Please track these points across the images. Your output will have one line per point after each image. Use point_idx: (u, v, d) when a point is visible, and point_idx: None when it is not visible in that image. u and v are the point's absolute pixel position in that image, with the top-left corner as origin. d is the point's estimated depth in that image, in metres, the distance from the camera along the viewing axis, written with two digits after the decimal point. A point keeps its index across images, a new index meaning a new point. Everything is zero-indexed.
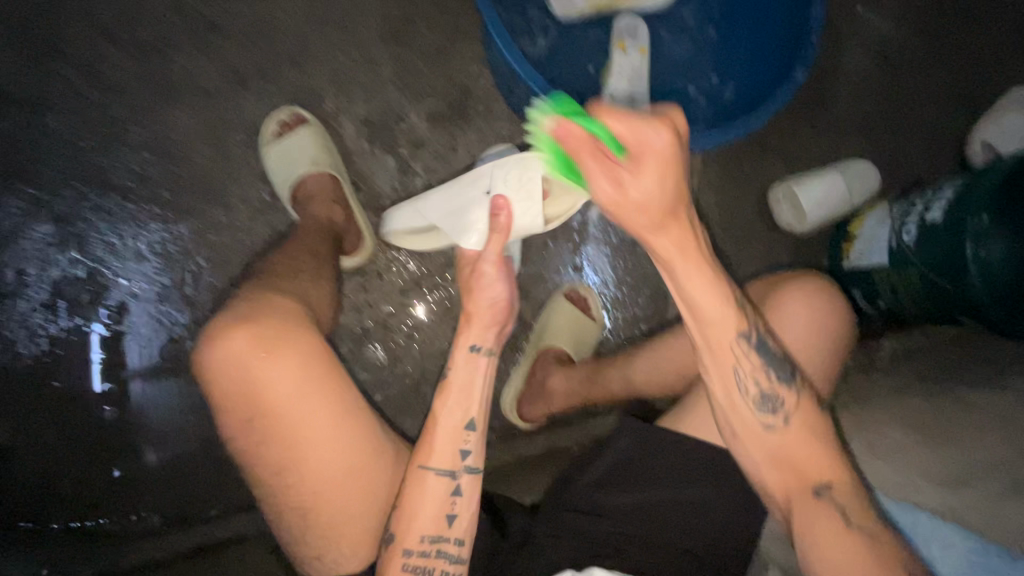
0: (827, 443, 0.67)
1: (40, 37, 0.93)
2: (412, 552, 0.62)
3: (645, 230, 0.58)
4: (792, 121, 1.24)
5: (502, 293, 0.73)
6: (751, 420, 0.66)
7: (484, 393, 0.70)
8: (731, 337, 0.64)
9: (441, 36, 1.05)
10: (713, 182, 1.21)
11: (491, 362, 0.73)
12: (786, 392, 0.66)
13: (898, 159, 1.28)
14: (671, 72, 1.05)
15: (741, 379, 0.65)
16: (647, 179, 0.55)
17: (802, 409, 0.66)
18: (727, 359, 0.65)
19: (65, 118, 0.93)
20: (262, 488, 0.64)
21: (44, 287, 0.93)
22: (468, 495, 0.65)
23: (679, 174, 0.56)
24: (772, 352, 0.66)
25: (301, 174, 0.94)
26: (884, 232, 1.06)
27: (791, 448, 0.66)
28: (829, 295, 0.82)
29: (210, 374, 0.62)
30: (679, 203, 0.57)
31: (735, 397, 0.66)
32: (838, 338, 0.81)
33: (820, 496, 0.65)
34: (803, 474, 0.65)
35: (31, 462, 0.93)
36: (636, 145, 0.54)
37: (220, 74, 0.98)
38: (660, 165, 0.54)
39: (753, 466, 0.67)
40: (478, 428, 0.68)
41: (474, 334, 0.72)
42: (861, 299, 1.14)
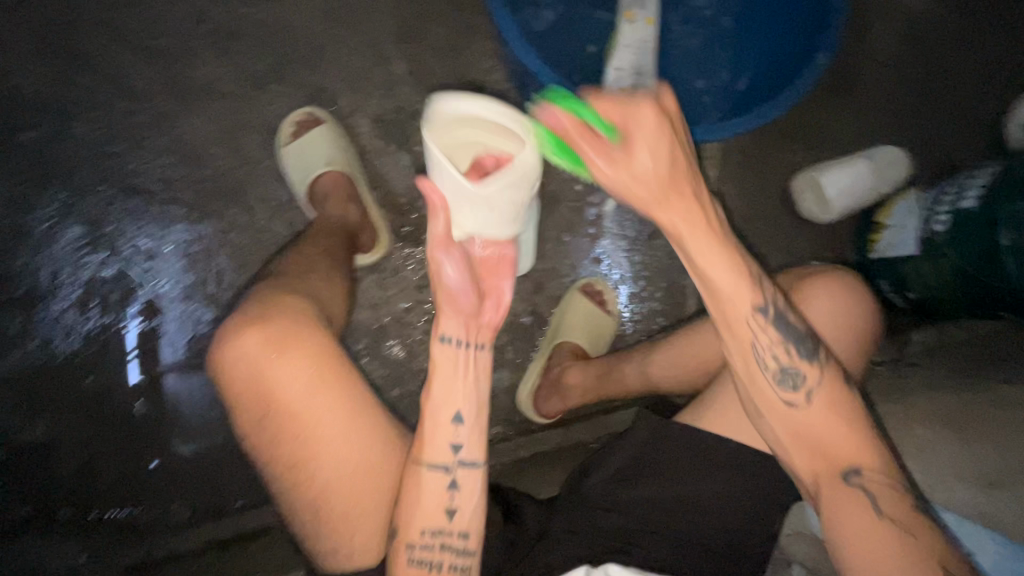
0: (850, 416, 0.63)
1: (64, 44, 0.95)
2: (415, 545, 0.63)
3: (651, 202, 0.56)
4: (815, 107, 1.20)
5: (458, 277, 0.63)
6: (771, 397, 0.63)
7: (473, 386, 0.66)
8: (745, 313, 0.61)
9: (453, 32, 1.05)
10: (733, 172, 1.18)
11: (473, 351, 0.66)
12: (807, 365, 0.63)
13: (928, 144, 1.23)
14: (681, 64, 1.03)
15: (760, 355, 0.62)
16: (643, 148, 0.55)
17: (824, 386, 0.63)
18: (746, 336, 0.61)
19: (91, 124, 0.96)
20: (278, 484, 0.66)
21: (77, 287, 0.97)
22: (467, 487, 0.65)
23: (677, 145, 0.57)
24: (793, 326, 0.63)
25: (317, 173, 0.96)
26: (913, 220, 1.02)
27: (813, 426, 0.63)
28: (855, 293, 0.79)
29: (225, 373, 0.63)
30: (682, 174, 0.57)
31: (754, 373, 0.63)
32: (863, 336, 0.78)
33: (851, 480, 0.61)
34: (832, 458, 0.62)
35: (67, 455, 0.98)
36: (625, 123, 0.55)
37: (237, 77, 1.00)
38: (654, 137, 0.55)
39: (776, 442, 0.65)
40: (468, 422, 0.65)
41: (449, 323, 0.65)
42: (889, 291, 1.09)
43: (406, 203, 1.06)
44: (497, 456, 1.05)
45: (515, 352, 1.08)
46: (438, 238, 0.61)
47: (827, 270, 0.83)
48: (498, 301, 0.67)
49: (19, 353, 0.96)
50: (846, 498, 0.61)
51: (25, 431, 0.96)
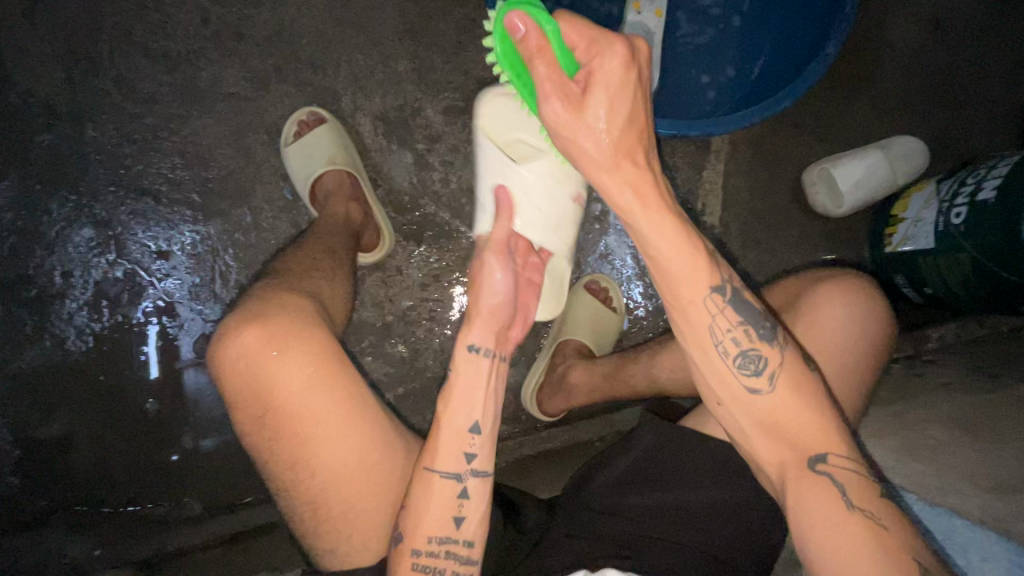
0: (817, 399, 0.61)
1: (71, 47, 0.96)
2: (421, 552, 0.63)
3: (603, 171, 0.59)
4: (830, 97, 1.16)
5: (503, 281, 0.67)
6: (731, 381, 0.62)
7: (491, 397, 0.67)
8: (701, 291, 0.60)
9: (456, 28, 1.05)
10: (744, 165, 1.15)
11: (496, 361, 0.68)
12: (768, 345, 0.62)
13: (945, 135, 1.19)
14: (687, 62, 1.00)
15: (718, 337, 0.61)
16: (600, 106, 0.57)
17: (788, 367, 0.62)
18: (696, 311, 0.61)
19: (100, 127, 0.97)
20: (278, 482, 0.66)
21: (89, 287, 0.98)
22: (476, 496, 0.65)
23: (635, 105, 0.58)
24: (749, 305, 0.63)
25: (320, 172, 0.97)
26: (931, 213, 0.99)
27: (779, 413, 0.61)
28: (873, 297, 0.77)
29: (224, 370, 0.64)
30: (633, 143, 0.59)
31: (711, 356, 0.62)
32: (878, 340, 0.76)
33: (817, 468, 0.60)
34: (800, 446, 0.61)
35: (81, 452, 1.00)
36: (588, 66, 0.56)
37: (242, 77, 1.00)
38: (611, 92, 0.57)
39: (742, 435, 0.63)
40: (483, 432, 0.66)
41: (473, 333, 0.67)
42: (906, 286, 1.06)
43: (410, 201, 1.06)
44: (500, 454, 1.05)
45: (520, 351, 1.07)
46: (497, 242, 0.69)
47: (846, 273, 0.80)
48: (525, 322, 0.70)
49: (34, 352, 0.97)
50: (812, 488, 0.60)
51: (42, 428, 0.98)
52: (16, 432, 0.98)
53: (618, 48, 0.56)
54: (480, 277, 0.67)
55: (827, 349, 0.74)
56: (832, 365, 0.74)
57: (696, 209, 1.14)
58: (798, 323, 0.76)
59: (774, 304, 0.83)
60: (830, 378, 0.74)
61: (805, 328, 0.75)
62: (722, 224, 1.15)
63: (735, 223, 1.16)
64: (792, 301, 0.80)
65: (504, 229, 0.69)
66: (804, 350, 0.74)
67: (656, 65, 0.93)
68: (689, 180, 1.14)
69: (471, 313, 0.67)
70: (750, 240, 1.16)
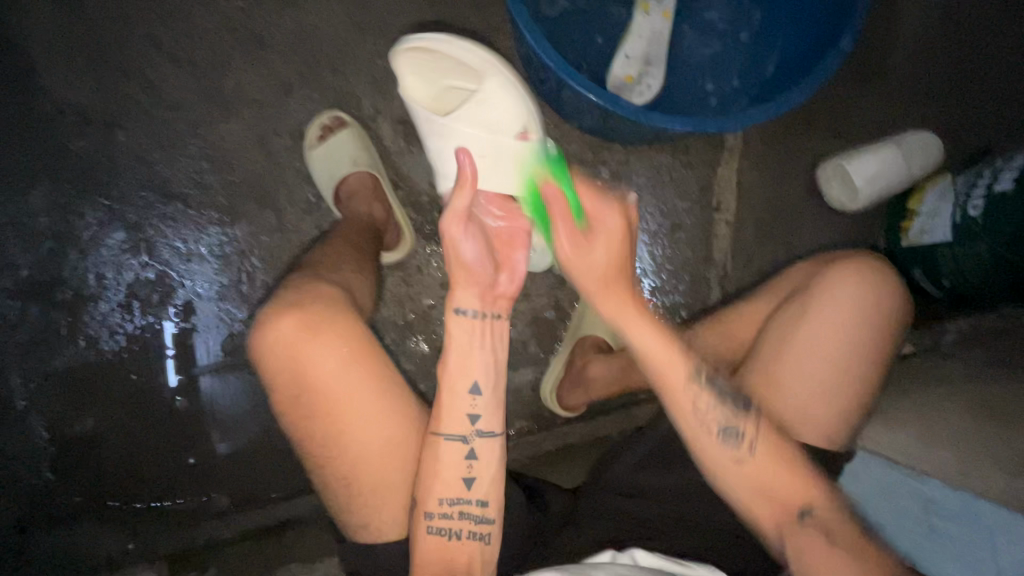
0: (795, 462, 0.67)
1: (103, 57, 1.00)
2: (434, 514, 0.66)
3: (591, 289, 0.71)
4: (842, 93, 1.17)
5: (477, 251, 0.67)
6: (720, 453, 0.68)
7: (485, 355, 0.70)
8: (683, 381, 0.69)
9: (472, 31, 1.07)
10: (758, 161, 1.16)
11: (489, 321, 0.70)
12: (745, 419, 0.69)
13: (959, 131, 1.20)
14: (692, 71, 1.02)
15: (701, 414, 0.69)
16: (599, 247, 0.69)
17: (764, 435, 0.68)
18: (683, 398, 0.69)
19: (132, 133, 1.01)
20: (312, 463, 0.68)
21: (121, 288, 1.01)
22: (483, 456, 0.68)
23: (624, 248, 0.70)
24: (724, 389, 0.71)
25: (344, 174, 1.00)
26: (947, 207, 1.00)
27: (764, 475, 0.67)
28: (882, 272, 0.77)
29: (260, 353, 0.66)
30: (621, 269, 0.71)
31: (697, 433, 0.69)
32: (893, 316, 0.76)
33: (805, 521, 0.65)
34: (785, 502, 0.67)
35: (112, 450, 1.02)
36: (593, 217, 0.69)
37: (267, 84, 1.03)
38: (608, 241, 0.69)
39: (738, 500, 0.68)
40: (484, 393, 0.69)
41: (460, 296, 0.69)
42: (922, 280, 1.06)
43: (430, 202, 1.08)
44: (521, 449, 1.06)
45: (538, 346, 1.09)
46: (457, 212, 0.64)
47: (855, 253, 0.81)
48: (513, 271, 0.70)
49: (68, 352, 1.00)
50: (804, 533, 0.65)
51: (75, 426, 1.01)
52: (50, 430, 1.00)
53: (614, 215, 0.69)
54: (452, 249, 0.66)
55: (841, 330, 0.75)
56: (847, 344, 0.75)
57: (711, 206, 1.15)
58: (811, 305, 0.77)
59: (790, 289, 0.84)
60: (843, 355, 0.75)
61: (816, 308, 0.77)
62: (737, 219, 1.16)
63: (750, 218, 1.17)
64: (804, 285, 0.81)
65: (467, 198, 0.64)
66: (812, 327, 0.76)
67: (662, 62, 0.96)
68: (704, 176, 1.15)
69: (454, 276, 0.68)
70: (765, 235, 1.17)
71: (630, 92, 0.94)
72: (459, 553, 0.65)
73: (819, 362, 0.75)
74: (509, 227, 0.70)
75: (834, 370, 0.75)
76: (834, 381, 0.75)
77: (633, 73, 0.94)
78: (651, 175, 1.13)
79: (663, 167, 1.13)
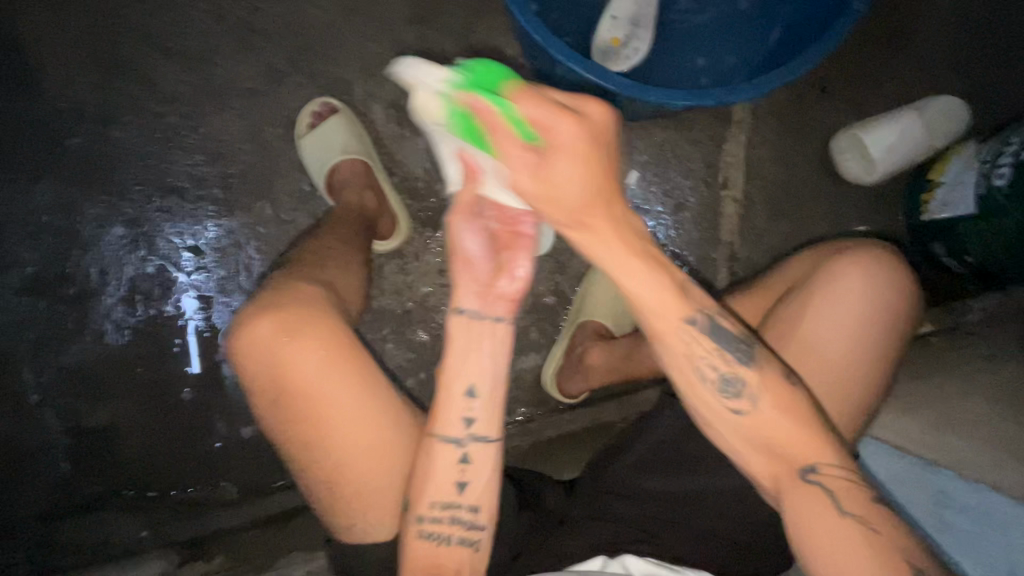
0: (804, 422, 0.64)
1: (95, 51, 0.99)
2: (424, 518, 0.66)
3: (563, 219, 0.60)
4: (858, 59, 1.11)
5: (478, 247, 0.67)
6: (716, 406, 0.65)
7: (487, 354, 0.68)
8: (675, 322, 0.63)
9: (465, 9, 1.04)
10: (767, 135, 1.11)
11: (495, 322, 0.68)
12: (746, 371, 0.64)
13: (987, 95, 1.12)
14: (688, 42, 0.97)
15: (696, 363, 0.64)
16: (565, 169, 0.56)
17: (767, 387, 0.64)
18: (678, 347, 0.64)
19: (127, 127, 1.01)
20: (297, 464, 0.68)
21: (123, 283, 1.03)
22: (478, 460, 0.68)
23: (597, 168, 0.58)
24: (724, 330, 0.65)
25: (336, 161, 0.98)
26: (970, 176, 0.93)
27: (768, 431, 0.64)
28: (891, 264, 0.74)
29: (240, 356, 0.66)
30: (597, 193, 0.59)
31: (693, 383, 0.65)
32: (903, 311, 0.73)
33: (808, 478, 0.62)
34: (787, 458, 0.63)
35: (124, 440, 1.05)
36: (547, 136, 0.55)
37: (258, 71, 1.02)
38: (570, 158, 0.56)
39: (736, 454, 0.66)
40: (480, 397, 0.68)
41: (461, 295, 0.68)
42: (945, 255, 1.01)
43: (425, 187, 1.06)
44: (522, 436, 1.05)
45: (539, 334, 1.07)
46: (462, 205, 0.65)
47: (864, 239, 0.78)
48: (513, 273, 0.68)
49: (76, 346, 1.02)
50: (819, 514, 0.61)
51: (87, 418, 1.04)
52: (64, 422, 1.03)
53: (566, 118, 0.55)
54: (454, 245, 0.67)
55: (849, 322, 0.72)
56: (851, 338, 0.72)
57: (718, 183, 1.11)
58: (819, 294, 0.74)
59: (792, 278, 0.81)
60: (856, 348, 0.72)
61: (821, 305, 0.73)
62: (746, 197, 1.11)
63: (760, 195, 1.12)
64: (811, 273, 0.78)
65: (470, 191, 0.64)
66: (820, 320, 0.73)
67: (652, 22, 0.91)
68: (710, 153, 1.10)
69: (455, 275, 0.68)
70: (777, 212, 1.12)
71: (615, 55, 0.91)
72: (449, 559, 0.65)
73: (825, 356, 0.72)
74: (506, 225, 0.66)
75: (844, 363, 0.72)
76: (843, 374, 0.72)
77: (620, 36, 0.90)
78: (654, 153, 1.09)
79: (667, 144, 1.09)
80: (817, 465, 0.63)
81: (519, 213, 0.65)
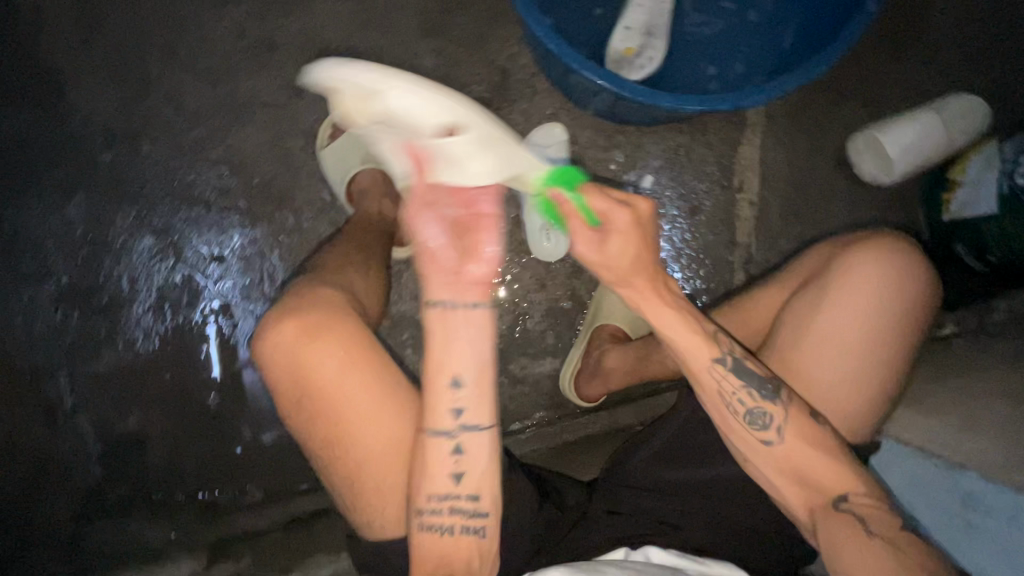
0: (828, 449, 0.66)
1: (125, 69, 1.03)
2: (425, 511, 0.66)
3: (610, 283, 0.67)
4: (873, 60, 1.10)
5: (441, 238, 0.63)
6: (747, 439, 0.67)
7: (471, 343, 0.67)
8: (706, 363, 0.68)
9: (478, 20, 1.06)
10: (782, 137, 1.11)
11: (475, 310, 0.66)
12: (772, 403, 0.67)
13: (1007, 93, 1.11)
14: (698, 50, 0.98)
15: (728, 400, 0.67)
16: (615, 245, 0.65)
17: (794, 420, 0.66)
18: (711, 385, 0.68)
19: (155, 142, 1.04)
20: (321, 464, 0.70)
21: (152, 292, 1.06)
22: (471, 449, 0.67)
23: (644, 242, 0.66)
24: (752, 369, 0.68)
25: (355, 172, 1.01)
26: (992, 175, 0.92)
27: (797, 461, 0.66)
28: (909, 261, 0.73)
29: (265, 358, 0.69)
30: (644, 264, 0.66)
31: (725, 417, 0.68)
32: (917, 308, 0.72)
33: (840, 507, 0.64)
34: (819, 486, 0.66)
35: (153, 444, 1.08)
36: (607, 220, 0.64)
37: (279, 85, 1.05)
38: (623, 238, 0.65)
39: (773, 488, 0.68)
40: (468, 385, 0.67)
41: (433, 286, 0.66)
42: (967, 254, 1.00)
43: None
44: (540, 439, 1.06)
45: (555, 337, 1.08)
46: (418, 195, 0.62)
47: (872, 234, 0.78)
48: (481, 257, 0.65)
49: (108, 353, 1.06)
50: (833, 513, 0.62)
51: (119, 423, 1.07)
52: (97, 427, 1.06)
53: (624, 208, 0.64)
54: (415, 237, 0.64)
55: (860, 319, 0.72)
56: (861, 336, 0.71)
57: (732, 186, 1.11)
58: (828, 292, 0.74)
59: (802, 276, 0.81)
60: (867, 345, 0.71)
61: (829, 304, 0.73)
62: (761, 199, 1.11)
63: (776, 197, 1.11)
64: (820, 270, 0.77)
65: (420, 180, 0.62)
66: (830, 317, 0.72)
67: (664, 32, 0.93)
68: (724, 156, 1.10)
69: (422, 268, 0.65)
70: (794, 213, 1.12)
71: (630, 64, 0.91)
72: (456, 548, 0.66)
73: (836, 353, 0.72)
74: (467, 211, 0.64)
75: (855, 360, 0.72)
76: (854, 371, 0.72)
77: (633, 46, 0.91)
78: (668, 157, 1.09)
79: (681, 148, 1.09)
80: (848, 494, 0.65)
81: (477, 193, 0.63)
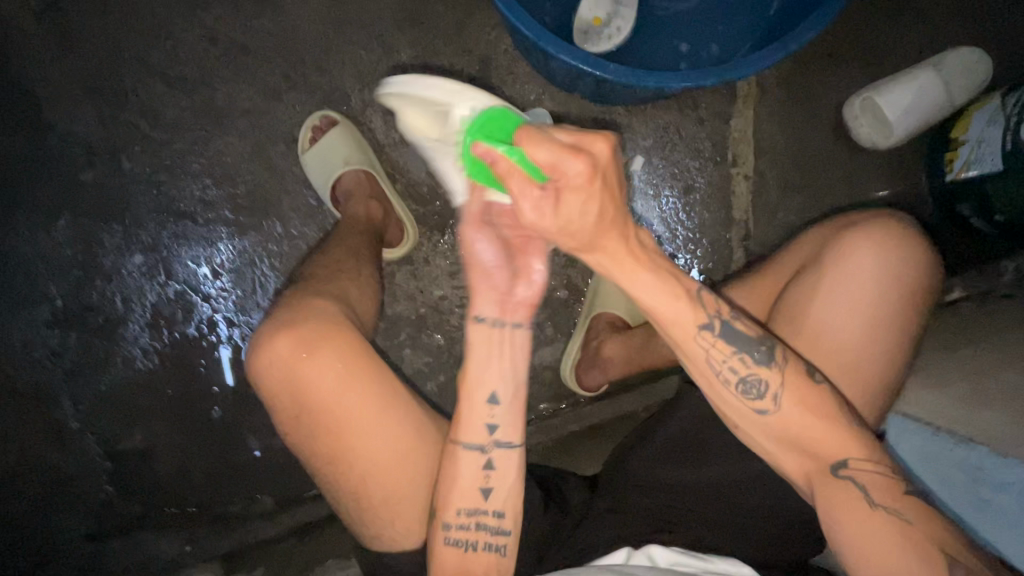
0: (823, 412, 0.65)
1: (97, 85, 1.01)
2: (451, 525, 0.67)
3: (576, 249, 0.59)
4: (866, 19, 1.06)
5: (492, 256, 0.63)
6: (738, 407, 0.66)
7: (512, 359, 0.68)
8: (692, 331, 0.64)
9: (454, 8, 1.03)
10: (775, 107, 1.07)
11: (512, 330, 0.67)
12: (766, 371, 0.65)
13: (1009, 44, 1.06)
14: (667, 32, 0.95)
15: (717, 370, 0.65)
16: (570, 203, 0.55)
17: (789, 386, 0.65)
18: (698, 353, 0.65)
19: (136, 158, 1.03)
20: (323, 478, 0.70)
21: (147, 309, 1.06)
22: (501, 466, 0.69)
23: (608, 196, 0.55)
24: (741, 335, 0.66)
25: (339, 175, 0.99)
26: (996, 131, 0.88)
27: (790, 425, 0.65)
28: (900, 242, 0.71)
29: (261, 374, 0.68)
30: (612, 221, 0.58)
31: (715, 387, 0.66)
32: (916, 293, 0.71)
33: (839, 474, 0.64)
34: (816, 454, 0.65)
35: (162, 459, 1.09)
36: (556, 175, 0.53)
37: (256, 91, 1.03)
38: (577, 195, 0.54)
39: (766, 451, 0.67)
40: (503, 403, 0.69)
41: (479, 303, 0.66)
42: (972, 216, 0.97)
43: (429, 192, 1.07)
44: (543, 432, 1.05)
45: (554, 328, 1.07)
46: (471, 214, 0.62)
47: (870, 214, 0.75)
48: (529, 280, 0.65)
49: (109, 373, 1.06)
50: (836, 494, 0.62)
51: (125, 441, 1.08)
52: (104, 446, 1.07)
53: (574, 155, 0.52)
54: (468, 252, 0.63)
55: (858, 301, 0.70)
56: (865, 320, 0.70)
57: (727, 161, 1.08)
58: (824, 275, 0.72)
59: (798, 260, 0.78)
60: (868, 326, 0.70)
61: (827, 288, 0.71)
62: (757, 173, 1.08)
63: (772, 169, 1.08)
64: (817, 253, 0.75)
65: (478, 198, 0.62)
66: (828, 302, 0.71)
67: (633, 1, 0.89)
68: (716, 130, 1.07)
69: (472, 282, 0.64)
70: (791, 185, 1.09)
71: (597, 35, 0.88)
72: (474, 562, 0.67)
73: (837, 340, 0.70)
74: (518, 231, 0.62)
75: (857, 344, 0.70)
76: (860, 356, 0.70)
77: (602, 14, 0.88)
78: (659, 137, 1.06)
79: (670, 126, 1.06)
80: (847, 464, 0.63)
81: None
